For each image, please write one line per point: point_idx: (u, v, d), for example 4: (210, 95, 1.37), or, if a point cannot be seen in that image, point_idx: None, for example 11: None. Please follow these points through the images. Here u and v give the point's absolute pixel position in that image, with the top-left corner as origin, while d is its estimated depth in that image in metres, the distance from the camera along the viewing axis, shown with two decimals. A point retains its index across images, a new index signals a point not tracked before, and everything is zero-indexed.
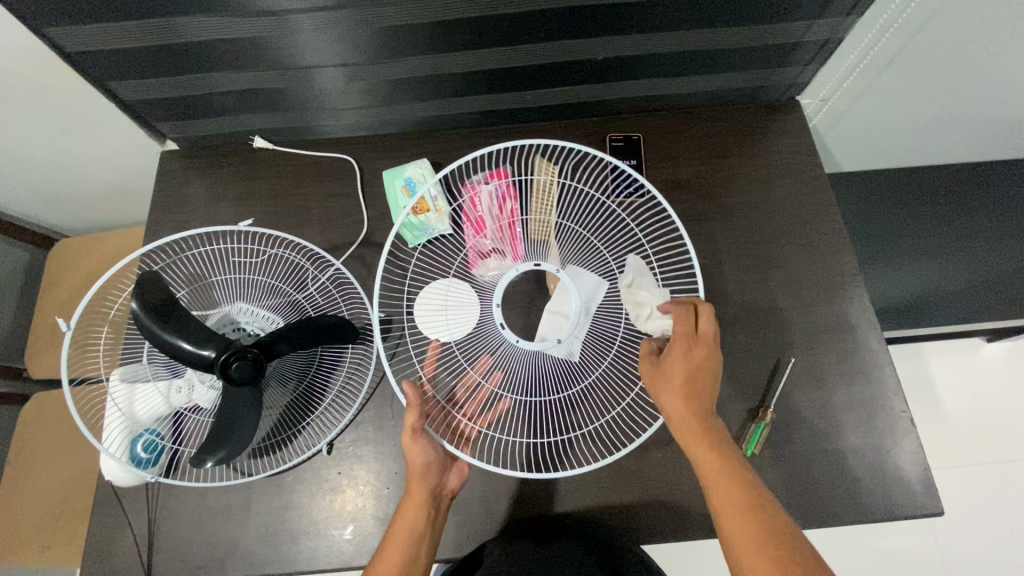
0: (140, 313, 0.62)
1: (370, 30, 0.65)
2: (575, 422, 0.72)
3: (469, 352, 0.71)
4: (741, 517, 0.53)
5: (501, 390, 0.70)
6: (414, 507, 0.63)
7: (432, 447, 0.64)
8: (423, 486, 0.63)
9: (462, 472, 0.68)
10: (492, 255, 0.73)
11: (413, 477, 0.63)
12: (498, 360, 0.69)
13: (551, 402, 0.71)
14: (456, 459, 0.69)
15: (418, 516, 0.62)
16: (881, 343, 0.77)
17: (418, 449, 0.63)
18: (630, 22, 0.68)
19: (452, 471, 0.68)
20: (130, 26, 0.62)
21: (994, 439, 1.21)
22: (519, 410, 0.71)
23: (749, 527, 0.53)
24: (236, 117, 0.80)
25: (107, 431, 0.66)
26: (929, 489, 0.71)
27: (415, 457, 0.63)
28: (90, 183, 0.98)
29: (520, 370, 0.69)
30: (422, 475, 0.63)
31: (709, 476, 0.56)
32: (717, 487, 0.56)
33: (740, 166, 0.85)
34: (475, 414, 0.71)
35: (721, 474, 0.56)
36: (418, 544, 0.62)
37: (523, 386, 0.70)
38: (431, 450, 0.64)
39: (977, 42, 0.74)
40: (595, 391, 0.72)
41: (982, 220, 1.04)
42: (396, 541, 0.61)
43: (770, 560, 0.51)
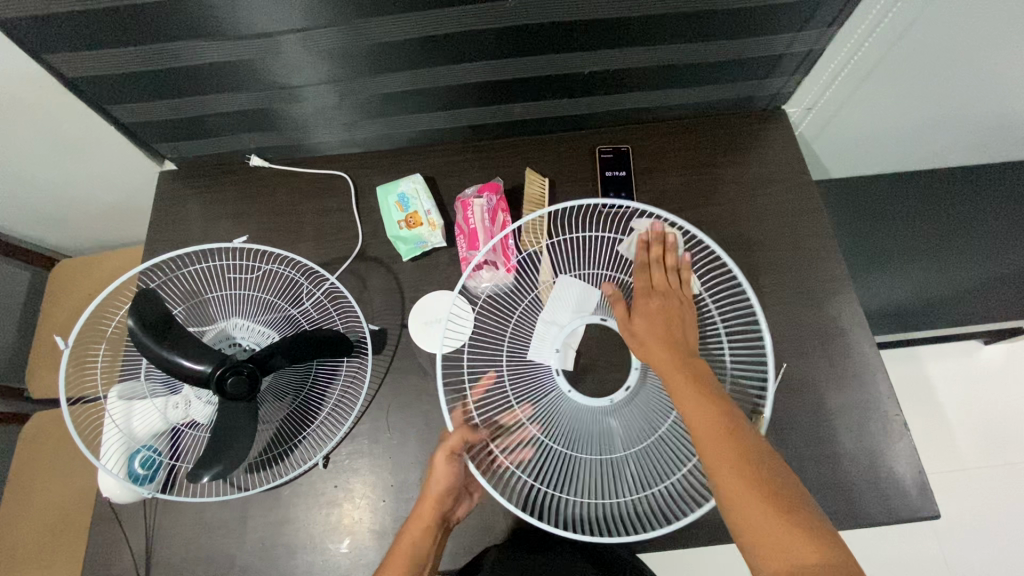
0: (137, 331, 0.63)
1: (360, 48, 0.67)
2: (610, 485, 0.66)
3: (518, 390, 0.71)
4: (712, 438, 0.54)
5: (540, 433, 0.69)
6: (424, 528, 0.63)
7: (458, 474, 0.66)
8: (436, 506, 0.64)
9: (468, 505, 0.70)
10: (485, 267, 0.76)
11: (429, 497, 0.64)
12: (545, 407, 0.70)
13: (594, 462, 0.67)
14: (467, 491, 0.70)
15: (426, 538, 0.63)
16: (871, 346, 0.78)
17: (447, 469, 0.65)
18: (616, 34, 0.69)
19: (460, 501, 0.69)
20: (127, 50, 0.64)
21: (991, 441, 1.21)
22: (552, 458, 0.68)
23: (722, 448, 0.53)
24: (232, 136, 0.82)
25: (104, 448, 0.67)
26: (925, 491, 0.71)
27: (440, 477, 0.65)
28: (91, 204, 0.99)
29: (564, 423, 0.69)
30: (439, 498, 0.64)
31: (686, 403, 0.57)
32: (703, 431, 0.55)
33: (728, 174, 0.86)
34: (508, 448, 0.69)
35: (699, 402, 0.57)
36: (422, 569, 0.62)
37: (557, 426, 0.69)
38: (455, 475, 0.65)
39: (957, 46, 0.75)
40: (641, 457, 0.66)
41: (971, 223, 1.05)
42: (401, 556, 0.61)
43: (744, 482, 0.51)
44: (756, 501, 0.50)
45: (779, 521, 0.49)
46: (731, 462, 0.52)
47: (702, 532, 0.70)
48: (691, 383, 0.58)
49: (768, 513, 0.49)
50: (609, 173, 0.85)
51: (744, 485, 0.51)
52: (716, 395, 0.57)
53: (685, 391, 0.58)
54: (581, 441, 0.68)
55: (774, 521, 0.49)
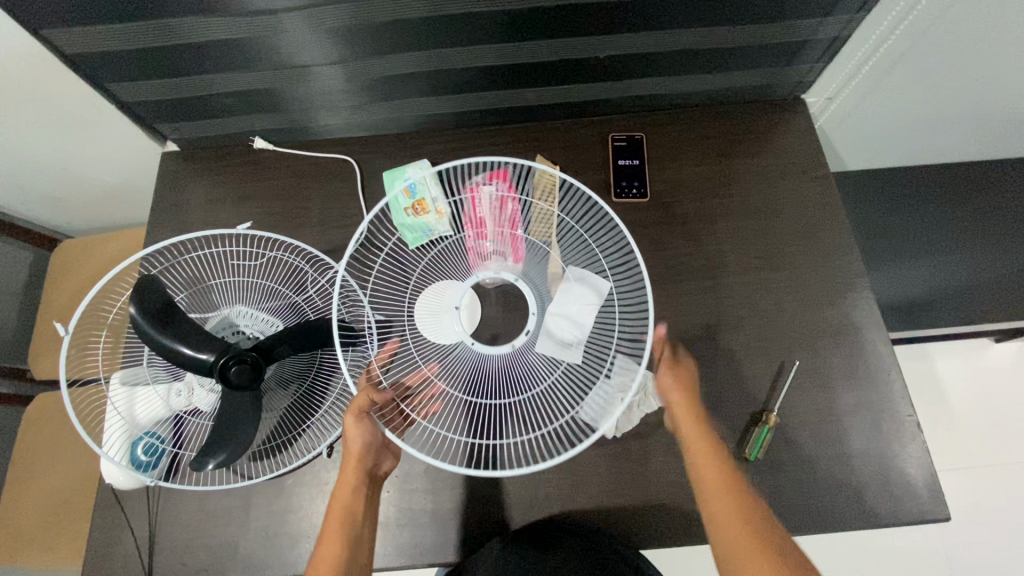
0: (137, 318, 0.62)
1: (366, 28, 0.64)
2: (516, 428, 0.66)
3: (426, 351, 0.68)
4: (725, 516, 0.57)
5: (450, 388, 0.67)
6: (349, 490, 0.62)
7: (376, 429, 0.63)
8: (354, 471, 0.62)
9: (394, 455, 0.69)
10: (493, 256, 0.71)
11: (349, 459, 0.62)
12: (450, 362, 0.67)
13: (502, 407, 0.66)
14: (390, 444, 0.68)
15: (353, 498, 0.62)
16: (886, 345, 0.76)
17: (360, 432, 0.61)
18: (631, 19, 0.67)
19: (386, 455, 0.68)
20: (126, 27, 0.62)
21: (999, 440, 1.19)
22: (465, 404, 0.67)
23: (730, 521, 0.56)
24: (235, 118, 0.80)
25: (107, 436, 0.66)
26: (936, 494, 0.70)
27: (355, 437, 0.61)
28: (92, 184, 0.98)
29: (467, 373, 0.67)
30: (360, 456, 0.62)
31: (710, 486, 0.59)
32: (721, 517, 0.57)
33: (744, 165, 0.84)
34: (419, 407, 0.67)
35: (717, 484, 0.58)
36: (359, 532, 0.61)
37: (470, 382, 0.67)
38: (369, 434, 0.62)
39: (989, 37, 0.72)
40: (545, 399, 0.65)
41: (990, 219, 1.02)
42: (335, 528, 0.60)
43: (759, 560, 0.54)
44: None
45: None
46: (760, 562, 0.54)
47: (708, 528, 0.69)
48: (715, 463, 0.59)
49: None
50: (621, 162, 0.83)
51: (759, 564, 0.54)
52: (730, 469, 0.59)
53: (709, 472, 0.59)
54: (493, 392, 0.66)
55: None
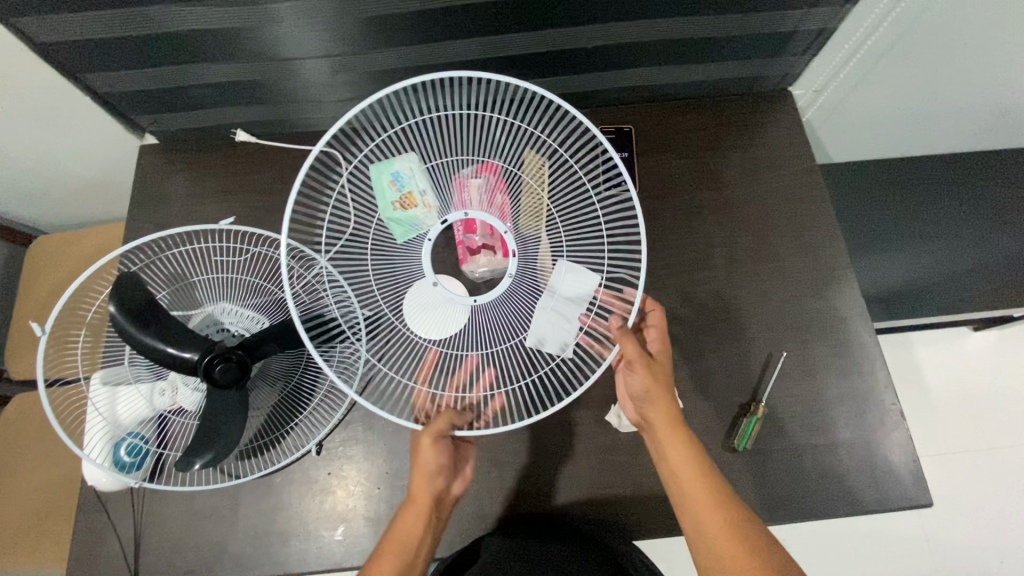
0: (119, 318, 0.60)
1: (353, 19, 0.63)
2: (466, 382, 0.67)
3: (388, 289, 0.68)
4: (699, 503, 0.58)
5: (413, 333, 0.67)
6: (416, 512, 0.60)
7: (445, 451, 0.62)
8: (429, 491, 0.61)
9: (463, 482, 0.67)
10: (483, 250, 0.71)
11: (419, 479, 0.61)
12: (416, 303, 0.67)
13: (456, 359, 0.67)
14: (460, 469, 0.67)
15: (419, 521, 0.60)
16: (871, 336, 0.77)
17: (434, 450, 0.60)
18: (617, 10, 0.66)
19: (455, 479, 0.66)
20: (101, 16, 0.60)
21: (979, 426, 1.22)
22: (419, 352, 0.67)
23: (705, 510, 0.58)
24: (217, 110, 0.78)
25: (88, 437, 0.64)
26: (919, 481, 0.72)
27: (429, 459, 0.60)
28: (68, 179, 0.95)
29: (434, 321, 0.67)
30: (431, 476, 0.61)
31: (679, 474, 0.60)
32: (694, 505, 0.59)
33: (732, 158, 0.84)
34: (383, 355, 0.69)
35: (685, 469, 0.60)
36: (415, 556, 0.59)
37: (435, 331, 0.66)
38: (443, 448, 0.61)
39: (974, 31, 0.72)
40: (502, 358, 0.67)
41: (973, 210, 1.04)
42: (392, 552, 0.58)
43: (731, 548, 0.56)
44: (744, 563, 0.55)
45: None
46: (736, 553, 0.55)
47: None
48: (682, 451, 0.60)
49: None
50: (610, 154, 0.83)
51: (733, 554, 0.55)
52: (700, 455, 0.60)
53: (676, 459, 0.60)
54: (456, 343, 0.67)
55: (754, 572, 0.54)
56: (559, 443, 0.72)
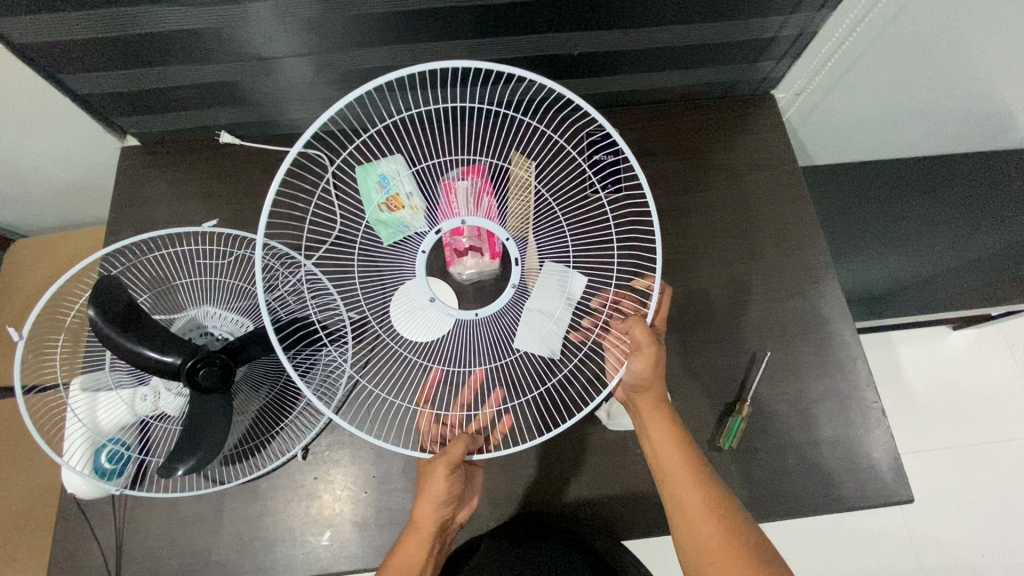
0: (98, 321, 0.59)
1: (336, 19, 0.63)
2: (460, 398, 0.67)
3: (378, 303, 0.69)
4: (674, 470, 0.60)
5: (407, 348, 0.68)
6: (420, 540, 0.59)
7: (458, 482, 0.60)
8: (436, 521, 0.60)
9: (470, 506, 0.67)
10: (470, 252, 0.70)
11: (426, 509, 0.59)
12: (410, 309, 0.65)
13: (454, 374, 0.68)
14: (468, 494, 0.67)
15: (423, 552, 0.59)
16: (853, 335, 0.78)
17: (448, 483, 0.58)
18: (595, 16, 0.67)
19: (463, 505, 0.66)
20: (78, 16, 0.59)
21: (959, 422, 1.25)
22: (416, 365, 0.69)
23: (680, 477, 0.59)
24: (200, 111, 0.77)
25: (66, 444, 0.63)
26: (900, 476, 0.73)
27: (440, 491, 0.58)
28: (46, 182, 0.93)
29: (424, 333, 0.65)
30: (439, 508, 0.59)
31: (659, 444, 0.62)
32: (671, 473, 0.60)
33: (716, 160, 0.85)
34: (377, 368, 0.72)
35: (665, 439, 0.61)
36: None
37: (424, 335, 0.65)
38: (456, 479, 0.59)
39: (948, 37, 0.74)
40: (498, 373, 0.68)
41: (951, 211, 1.06)
42: None
43: (702, 514, 0.57)
44: (711, 528, 0.56)
45: (730, 547, 0.55)
46: (707, 518, 0.57)
47: None
48: (665, 422, 0.62)
49: (731, 555, 0.55)
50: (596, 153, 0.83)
51: (704, 520, 0.57)
52: (680, 428, 0.62)
53: (658, 430, 0.62)
54: (449, 357, 0.67)
55: (722, 539, 0.56)
56: (547, 444, 0.73)
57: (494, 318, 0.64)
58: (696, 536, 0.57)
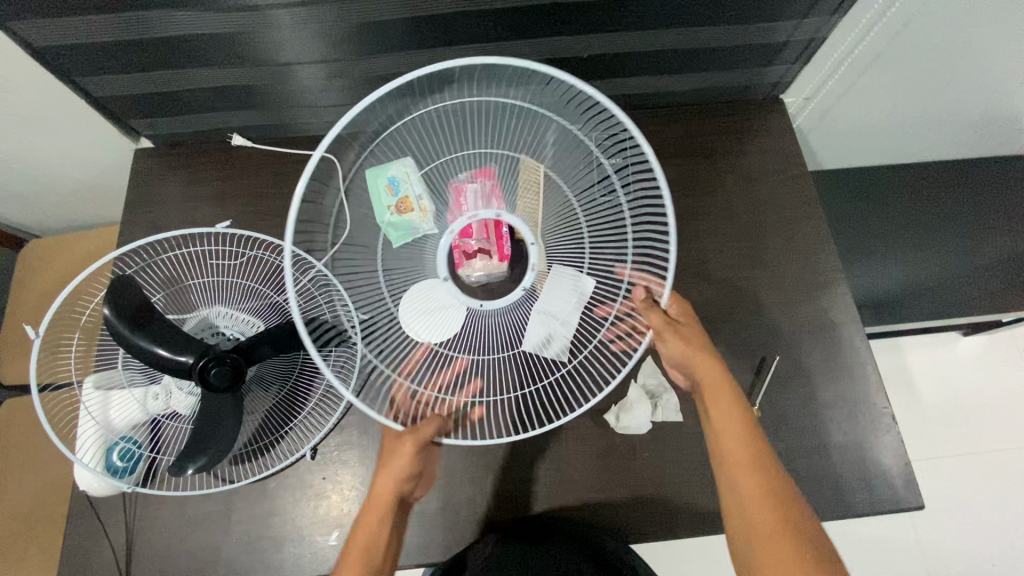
0: (114, 319, 0.60)
1: (350, 26, 0.64)
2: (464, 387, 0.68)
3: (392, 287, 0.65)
4: (738, 467, 0.57)
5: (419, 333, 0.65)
6: (381, 516, 0.59)
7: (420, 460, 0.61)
8: (396, 496, 0.60)
9: (425, 484, 0.67)
10: (478, 255, 0.68)
11: (388, 484, 0.59)
12: (418, 300, 0.65)
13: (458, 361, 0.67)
14: (425, 473, 0.66)
15: (383, 526, 0.59)
16: (863, 340, 0.78)
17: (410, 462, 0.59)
18: (606, 18, 0.67)
19: (421, 482, 0.66)
20: (98, 20, 0.60)
21: (970, 428, 1.24)
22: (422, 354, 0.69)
23: (743, 475, 0.57)
24: (213, 114, 0.78)
25: (80, 440, 0.64)
26: (910, 483, 0.73)
27: (402, 467, 0.59)
28: (62, 182, 0.94)
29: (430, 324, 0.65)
30: (399, 485, 0.60)
31: (723, 437, 0.59)
32: (733, 469, 0.57)
33: (725, 164, 0.85)
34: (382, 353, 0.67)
35: (731, 432, 0.58)
36: (379, 560, 0.58)
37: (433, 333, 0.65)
38: (421, 456, 0.60)
39: (959, 43, 0.74)
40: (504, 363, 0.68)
41: (963, 216, 1.06)
42: (356, 559, 0.56)
43: (765, 515, 0.54)
44: (774, 531, 0.53)
45: (793, 555, 0.52)
46: (770, 520, 0.54)
47: (689, 521, 0.71)
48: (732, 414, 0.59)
49: (793, 563, 0.52)
50: None
51: (766, 522, 0.54)
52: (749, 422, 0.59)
53: (722, 422, 0.59)
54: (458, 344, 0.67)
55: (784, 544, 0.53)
56: (555, 447, 0.73)
57: (508, 308, 0.65)
58: (758, 538, 0.54)
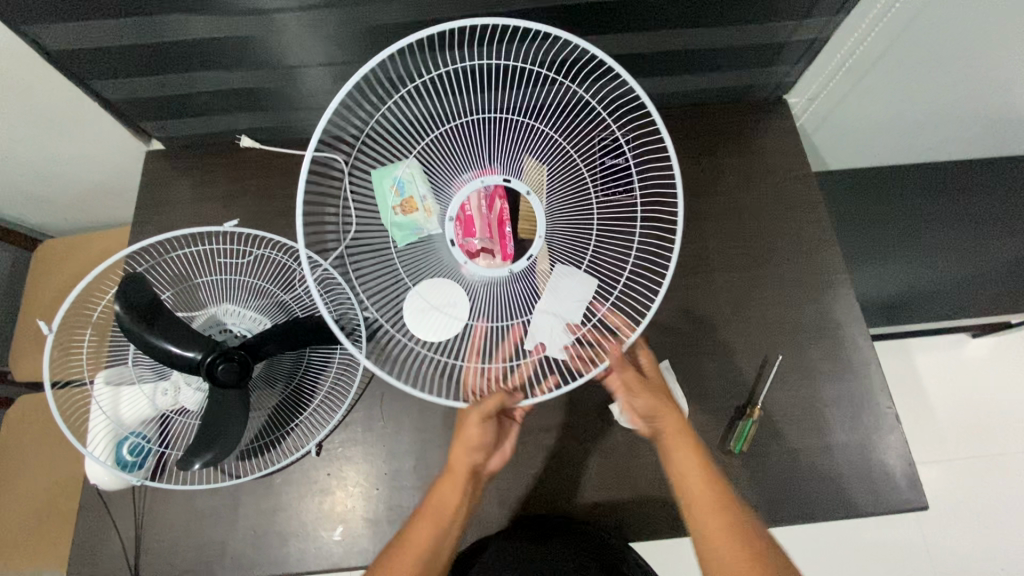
0: (123, 316, 0.61)
1: (356, 30, 0.65)
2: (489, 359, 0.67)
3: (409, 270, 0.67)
4: (704, 506, 0.58)
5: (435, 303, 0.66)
6: (452, 484, 0.61)
7: (487, 427, 0.63)
8: (468, 463, 0.63)
9: (502, 457, 0.68)
10: (481, 254, 0.67)
11: (458, 450, 0.62)
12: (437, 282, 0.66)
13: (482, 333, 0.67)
14: (501, 444, 0.68)
15: (455, 492, 0.61)
16: (866, 340, 0.78)
17: (480, 431, 0.62)
18: (608, 20, 0.68)
19: (495, 455, 0.67)
20: (111, 25, 0.61)
21: (978, 431, 1.22)
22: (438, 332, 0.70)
23: (710, 514, 0.57)
24: (222, 116, 0.80)
25: (92, 435, 0.65)
26: (914, 484, 0.72)
27: (474, 431, 0.62)
28: (74, 183, 0.96)
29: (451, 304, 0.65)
30: (467, 451, 0.63)
31: (686, 478, 0.60)
32: (700, 509, 0.58)
33: (728, 165, 0.85)
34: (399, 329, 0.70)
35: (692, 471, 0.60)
36: (453, 527, 0.60)
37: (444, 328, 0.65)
38: (490, 424, 0.63)
39: (961, 43, 0.74)
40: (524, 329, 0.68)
41: (969, 217, 1.05)
42: (429, 521, 0.59)
43: (737, 552, 0.55)
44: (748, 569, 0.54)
45: None
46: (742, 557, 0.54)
47: None
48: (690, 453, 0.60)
49: None
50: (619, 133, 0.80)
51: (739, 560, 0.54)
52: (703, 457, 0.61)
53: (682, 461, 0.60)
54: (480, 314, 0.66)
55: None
56: (558, 444, 0.73)
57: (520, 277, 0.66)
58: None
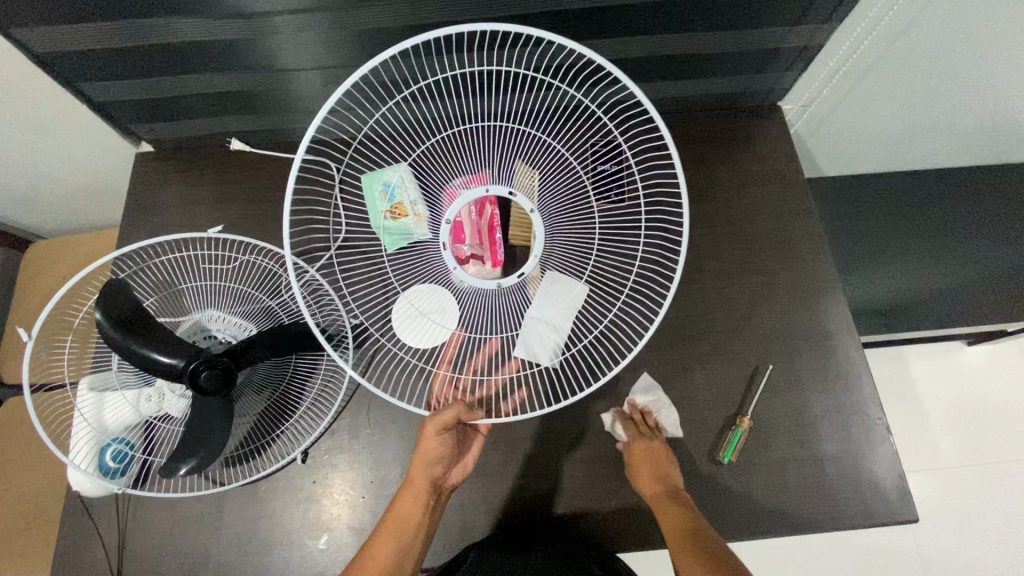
0: (105, 325, 0.61)
1: (345, 34, 0.64)
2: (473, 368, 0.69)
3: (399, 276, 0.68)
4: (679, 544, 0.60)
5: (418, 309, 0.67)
6: (413, 494, 0.63)
7: (450, 441, 0.63)
8: (428, 477, 0.63)
9: (463, 468, 0.68)
10: (471, 260, 0.65)
11: (416, 463, 0.63)
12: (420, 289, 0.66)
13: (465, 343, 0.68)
14: (461, 456, 0.68)
15: (414, 505, 0.62)
16: (858, 349, 0.77)
17: (440, 442, 0.61)
18: (599, 26, 0.67)
19: (455, 466, 0.67)
20: (98, 27, 0.61)
21: (971, 439, 1.22)
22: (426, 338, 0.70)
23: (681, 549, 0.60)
24: (212, 119, 0.79)
25: (74, 442, 0.64)
26: (904, 495, 0.72)
27: (432, 446, 0.62)
28: (64, 184, 0.95)
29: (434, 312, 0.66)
30: (426, 465, 0.63)
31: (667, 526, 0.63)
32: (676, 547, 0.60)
33: (721, 171, 0.85)
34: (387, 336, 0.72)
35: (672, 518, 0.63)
36: (409, 537, 0.61)
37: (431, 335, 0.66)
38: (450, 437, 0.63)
39: (957, 50, 0.73)
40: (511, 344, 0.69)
41: (965, 224, 1.05)
42: (388, 533, 0.61)
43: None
44: None
45: None
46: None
47: None
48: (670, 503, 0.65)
49: None
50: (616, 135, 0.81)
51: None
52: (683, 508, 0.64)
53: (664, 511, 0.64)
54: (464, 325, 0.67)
55: None
56: (546, 453, 0.73)
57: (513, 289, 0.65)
58: None
